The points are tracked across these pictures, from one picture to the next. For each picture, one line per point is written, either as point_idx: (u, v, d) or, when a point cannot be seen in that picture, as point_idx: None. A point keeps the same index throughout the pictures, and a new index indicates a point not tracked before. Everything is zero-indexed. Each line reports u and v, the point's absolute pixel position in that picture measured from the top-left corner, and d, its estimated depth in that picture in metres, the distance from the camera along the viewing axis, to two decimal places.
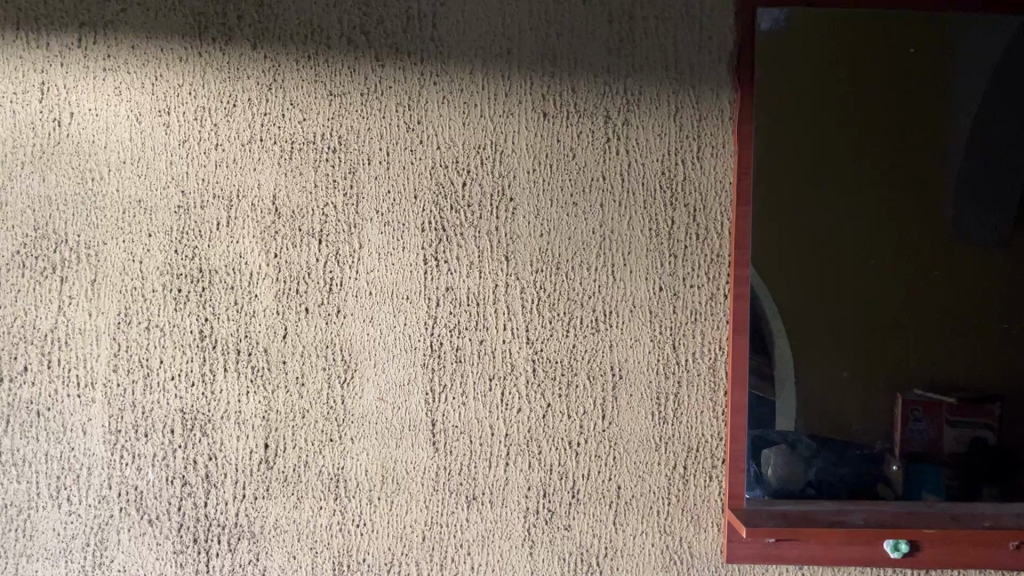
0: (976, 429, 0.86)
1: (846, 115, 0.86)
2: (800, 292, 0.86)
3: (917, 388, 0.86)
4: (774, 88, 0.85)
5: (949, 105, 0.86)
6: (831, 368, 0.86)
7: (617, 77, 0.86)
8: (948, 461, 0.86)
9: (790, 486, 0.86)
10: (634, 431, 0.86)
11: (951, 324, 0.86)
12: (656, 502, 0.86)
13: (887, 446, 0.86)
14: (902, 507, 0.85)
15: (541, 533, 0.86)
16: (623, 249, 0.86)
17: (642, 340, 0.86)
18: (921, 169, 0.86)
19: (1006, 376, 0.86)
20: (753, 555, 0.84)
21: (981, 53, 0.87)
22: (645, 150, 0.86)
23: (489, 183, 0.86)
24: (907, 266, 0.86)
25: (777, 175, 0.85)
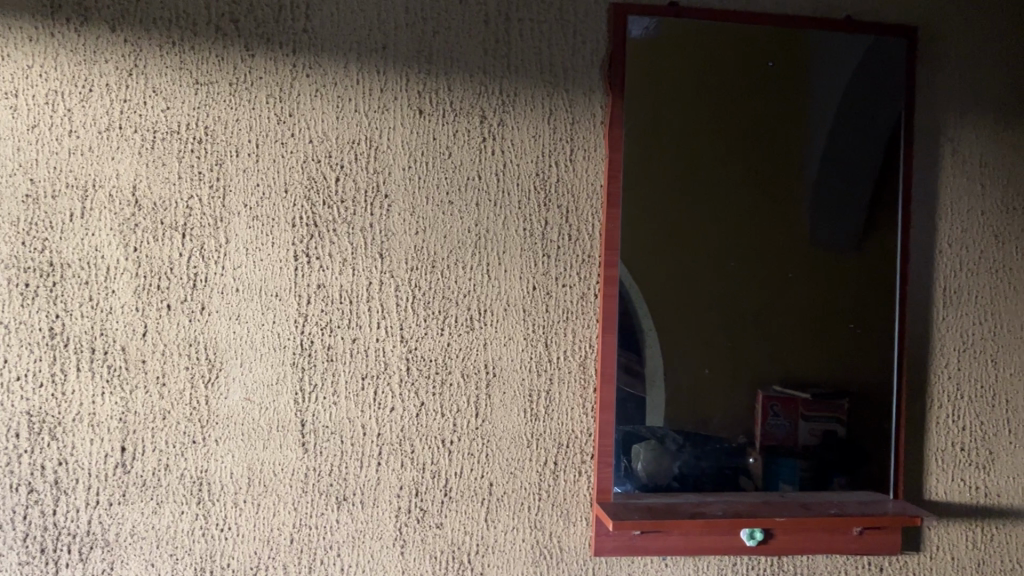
0: (827, 423, 0.92)
1: (712, 121, 0.89)
2: (669, 292, 0.88)
3: (776, 385, 0.91)
4: (644, 93, 0.88)
5: (806, 119, 0.92)
6: (698, 365, 0.89)
7: (493, 77, 0.87)
8: (801, 453, 0.92)
9: (656, 481, 0.88)
10: (507, 428, 0.87)
11: (805, 322, 0.92)
12: (527, 498, 0.87)
13: (748, 441, 0.91)
14: (758, 498, 0.91)
15: (413, 533, 0.86)
16: (498, 249, 0.87)
17: (515, 339, 0.87)
18: (779, 174, 0.91)
19: (851, 374, 0.92)
20: (620, 547, 0.87)
21: (832, 67, 0.93)
22: (519, 150, 0.87)
23: (363, 179, 0.85)
24: (766, 266, 0.91)
25: (647, 177, 0.88)
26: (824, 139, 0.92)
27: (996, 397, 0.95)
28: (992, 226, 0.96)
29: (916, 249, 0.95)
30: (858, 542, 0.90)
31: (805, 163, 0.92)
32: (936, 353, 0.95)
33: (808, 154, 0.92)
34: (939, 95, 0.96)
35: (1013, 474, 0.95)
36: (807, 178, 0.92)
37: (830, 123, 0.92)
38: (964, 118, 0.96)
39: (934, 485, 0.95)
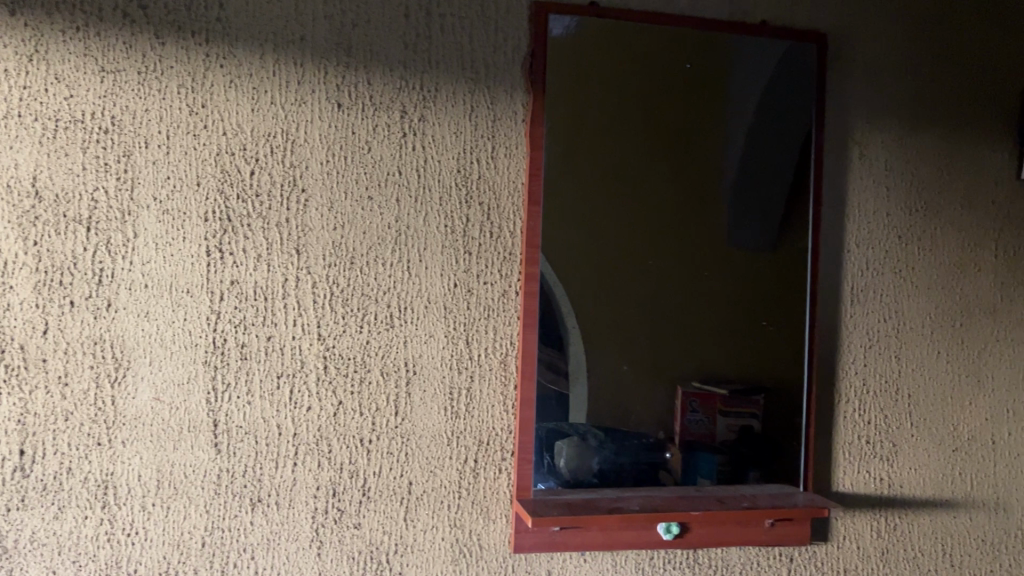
0: (744, 418, 0.95)
1: (630, 120, 0.90)
2: (589, 288, 0.89)
3: (694, 381, 0.93)
4: (564, 91, 0.88)
5: (724, 120, 0.93)
6: (617, 361, 0.90)
7: (413, 72, 0.86)
8: (718, 448, 0.94)
9: (575, 476, 0.89)
10: (427, 426, 0.86)
11: (722, 318, 0.94)
12: (447, 496, 0.87)
13: (667, 436, 0.92)
14: (675, 492, 0.92)
15: (330, 534, 0.84)
16: (418, 245, 0.86)
17: (436, 336, 0.86)
18: (697, 173, 0.93)
19: (764, 369, 0.95)
20: (539, 544, 0.87)
21: (748, 69, 0.95)
22: (440, 146, 0.87)
23: (279, 173, 0.83)
24: (683, 264, 0.92)
25: (567, 175, 0.88)
26: (741, 141, 0.94)
27: (898, 392, 0.99)
28: (897, 227, 1.00)
29: (827, 249, 0.98)
30: (770, 533, 0.92)
31: (722, 164, 0.94)
32: (845, 349, 0.98)
33: (725, 155, 0.94)
34: (847, 100, 0.99)
35: (913, 465, 1.00)
36: (725, 179, 0.94)
37: (747, 125, 0.94)
38: (871, 122, 1.00)
39: (841, 477, 0.98)
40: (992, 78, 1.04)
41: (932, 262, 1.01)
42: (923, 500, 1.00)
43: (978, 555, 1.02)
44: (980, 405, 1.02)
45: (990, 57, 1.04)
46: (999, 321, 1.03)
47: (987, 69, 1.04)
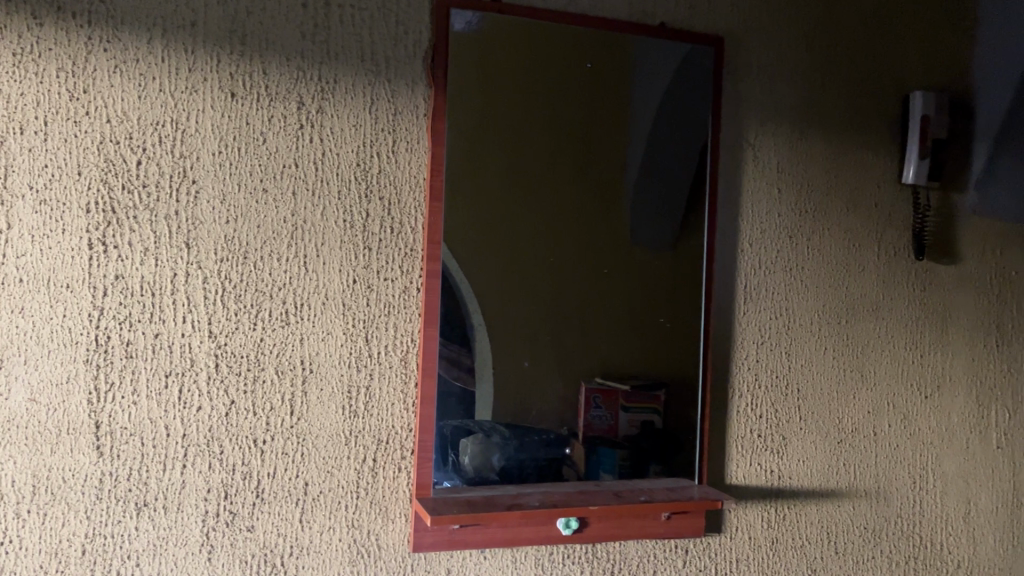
0: (646, 413, 0.96)
1: (533, 118, 0.91)
2: (492, 285, 0.89)
3: (598, 376, 0.94)
4: (467, 87, 0.88)
5: (625, 121, 0.95)
6: (519, 358, 0.90)
7: (311, 63, 0.84)
8: (619, 443, 0.95)
9: (475, 474, 0.89)
10: (324, 426, 0.84)
11: (622, 315, 0.95)
12: (344, 497, 0.85)
13: (571, 431, 0.93)
14: (575, 487, 0.93)
15: (222, 537, 0.82)
16: (316, 240, 0.84)
17: (334, 333, 0.85)
18: (599, 172, 0.94)
19: (662, 366, 0.97)
20: (439, 543, 0.86)
21: (648, 70, 0.96)
22: (339, 139, 0.85)
23: (168, 163, 0.80)
24: (585, 262, 0.93)
25: (470, 172, 0.88)
26: (642, 141, 0.96)
27: (788, 386, 1.03)
28: (787, 227, 1.04)
29: (722, 248, 1.00)
30: (667, 526, 0.94)
31: (624, 164, 0.95)
32: (738, 346, 1.01)
33: (627, 155, 0.95)
34: (742, 103, 1.02)
35: (800, 457, 1.04)
36: (627, 178, 0.95)
37: (648, 126, 0.96)
38: (764, 126, 1.03)
39: (735, 470, 1.01)
40: (875, 86, 1.09)
41: (819, 261, 1.05)
42: (810, 490, 1.04)
43: (860, 542, 1.07)
44: (863, 399, 1.07)
45: (874, 67, 1.09)
46: (881, 318, 1.08)
47: (871, 78, 1.09)
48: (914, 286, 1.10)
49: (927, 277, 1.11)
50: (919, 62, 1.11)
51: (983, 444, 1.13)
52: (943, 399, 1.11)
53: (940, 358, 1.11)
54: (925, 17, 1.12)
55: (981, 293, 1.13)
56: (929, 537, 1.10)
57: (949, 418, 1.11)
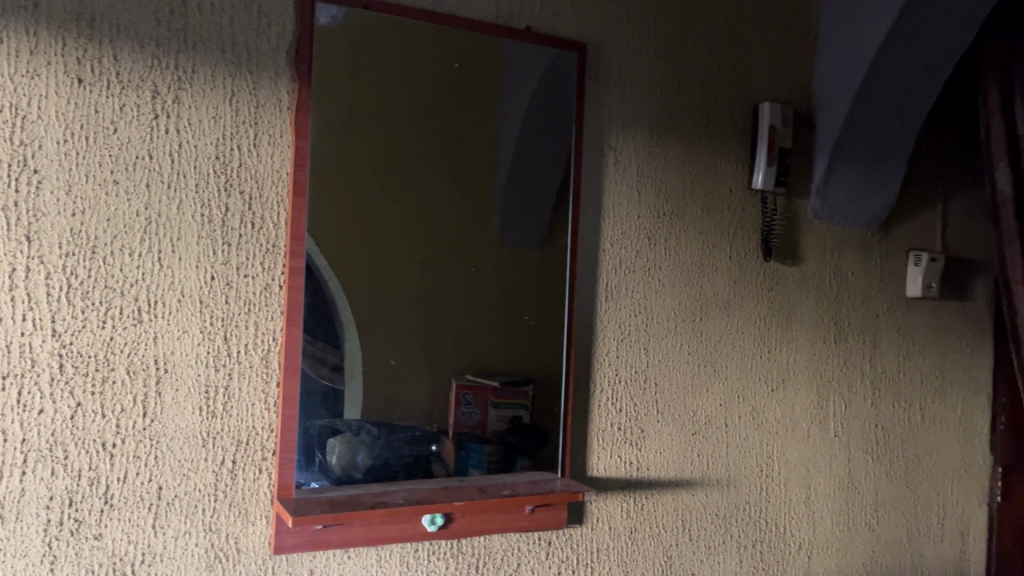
0: (514, 409, 0.98)
1: (401, 116, 0.90)
2: (357, 283, 0.88)
3: (468, 373, 0.95)
4: (332, 82, 0.87)
5: (496, 121, 0.96)
6: (384, 355, 0.89)
7: (167, 51, 0.81)
8: (489, 439, 0.97)
9: (341, 473, 0.88)
10: (179, 427, 0.81)
11: (488, 312, 0.96)
12: (201, 500, 0.82)
13: (442, 428, 0.93)
14: (441, 483, 0.93)
15: (65, 547, 0.77)
16: (171, 235, 0.81)
17: (190, 332, 0.82)
18: (467, 171, 0.95)
19: (528, 362, 0.99)
20: (301, 543, 0.84)
21: (516, 72, 0.98)
22: (197, 131, 0.82)
23: (6, 151, 0.74)
24: (452, 260, 0.94)
25: (336, 168, 0.87)
26: (513, 142, 0.97)
27: (646, 380, 1.07)
28: (646, 228, 1.08)
29: (585, 247, 1.03)
30: (529, 519, 0.96)
31: (495, 164, 0.96)
32: (600, 342, 1.04)
33: (498, 156, 0.96)
34: (605, 108, 1.05)
35: (657, 448, 1.08)
36: (497, 178, 0.96)
37: (517, 127, 0.98)
38: (625, 130, 1.07)
39: (596, 462, 1.04)
40: (727, 96, 1.15)
41: (675, 261, 1.10)
42: (667, 480, 1.09)
43: (712, 528, 1.12)
44: (714, 391, 1.13)
45: (726, 78, 1.15)
46: (732, 314, 1.14)
47: (723, 88, 1.15)
48: (762, 284, 1.17)
49: (773, 277, 1.18)
50: (767, 74, 1.18)
51: (821, 432, 1.22)
52: (787, 391, 1.19)
53: (785, 352, 1.18)
54: (773, 33, 1.19)
55: (820, 292, 1.22)
56: (774, 521, 1.17)
57: (792, 409, 1.19)
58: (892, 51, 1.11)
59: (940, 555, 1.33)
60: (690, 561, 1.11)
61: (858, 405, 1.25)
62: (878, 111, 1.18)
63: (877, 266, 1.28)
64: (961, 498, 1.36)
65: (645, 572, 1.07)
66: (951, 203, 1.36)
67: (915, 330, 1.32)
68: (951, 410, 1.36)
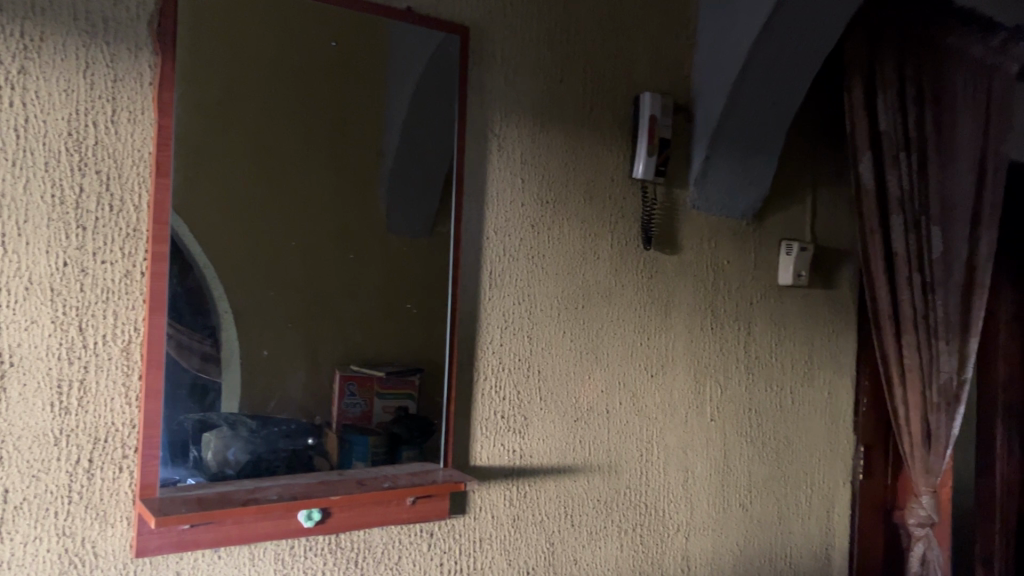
0: (400, 399, 0.96)
1: (274, 96, 0.86)
2: (228, 270, 0.83)
3: (353, 364, 0.92)
4: (200, 59, 0.82)
5: (380, 105, 0.93)
6: (255, 345, 0.85)
7: (11, 17, 0.74)
8: (372, 430, 0.94)
9: (212, 469, 0.84)
10: (28, 425, 0.75)
11: (367, 301, 0.93)
12: (54, 502, 0.76)
13: (325, 420, 0.91)
14: (319, 478, 0.90)
15: None
16: (17, 217, 0.75)
17: (40, 322, 0.76)
18: (345, 155, 0.91)
19: (410, 351, 0.96)
20: (166, 545, 0.80)
21: (398, 55, 0.95)
22: (47, 105, 0.76)
23: None
24: (330, 246, 0.90)
25: (205, 150, 0.82)
26: (398, 128, 0.95)
27: (529, 368, 1.07)
28: (529, 216, 1.08)
29: (467, 235, 1.02)
30: (409, 511, 0.94)
31: (379, 149, 0.93)
32: (483, 330, 1.03)
33: (382, 141, 0.94)
34: (487, 93, 1.04)
35: (540, 436, 1.08)
36: (382, 164, 0.94)
37: (402, 112, 0.95)
38: (508, 116, 1.06)
39: (479, 451, 1.03)
40: (609, 85, 1.16)
41: (557, 250, 1.10)
42: (549, 467, 1.09)
43: (594, 513, 1.13)
44: (596, 378, 1.14)
45: (608, 68, 1.16)
46: (613, 302, 1.16)
47: (605, 78, 1.15)
48: (642, 272, 1.19)
49: (653, 265, 1.20)
50: (647, 66, 1.20)
51: (698, 416, 1.25)
52: (666, 376, 1.21)
53: (664, 339, 1.21)
54: (653, 25, 1.21)
55: (697, 280, 1.25)
56: (653, 504, 1.20)
57: (670, 394, 1.22)
58: (766, 45, 1.14)
59: (807, 532, 1.40)
60: (572, 547, 1.11)
61: (733, 389, 1.30)
62: (756, 104, 1.21)
63: (751, 255, 1.32)
64: (827, 476, 1.43)
65: (528, 560, 1.07)
66: (818, 195, 1.43)
67: (786, 317, 1.37)
68: (818, 393, 1.42)
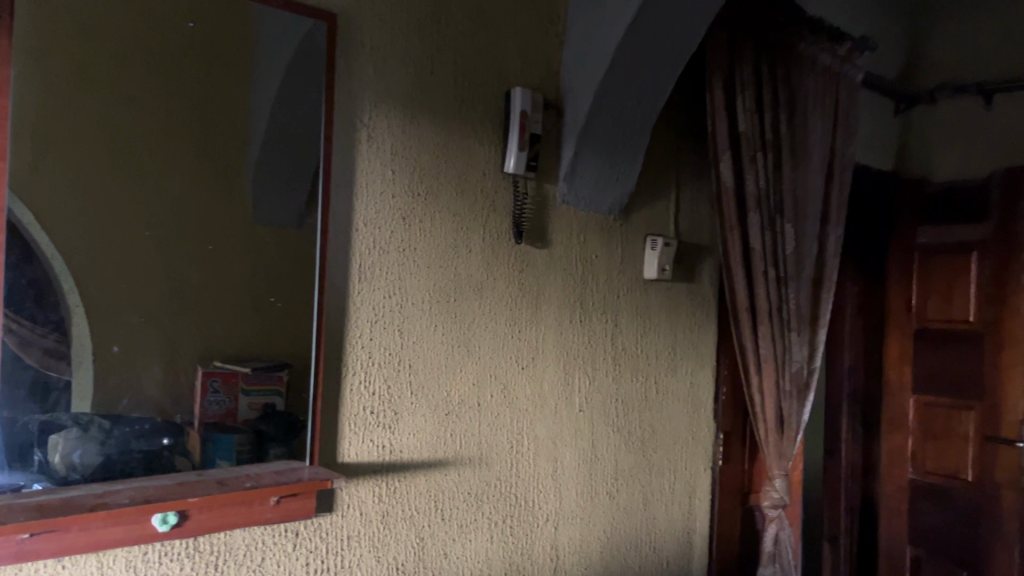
0: (267, 396, 0.93)
1: (127, 78, 0.82)
2: (74, 262, 0.79)
3: (216, 360, 0.88)
4: (42, 35, 0.77)
5: (246, 93, 0.91)
6: (106, 341, 0.80)
7: None
8: (238, 428, 0.91)
9: (60, 471, 0.79)
10: None
11: (230, 294, 0.89)
12: None
13: (187, 419, 0.87)
14: (174, 479, 0.85)
15: None
16: None
17: None
18: (205, 141, 0.87)
19: (274, 347, 0.93)
20: (4, 557, 0.72)
21: (263, 39, 0.91)
22: None
23: None
24: (188, 237, 0.86)
25: (49, 133, 0.77)
26: (265, 117, 0.92)
27: (400, 362, 1.06)
28: (400, 208, 1.06)
29: (336, 227, 0.99)
30: (275, 510, 0.90)
31: (246, 137, 0.90)
32: (352, 325, 1.01)
33: (249, 130, 0.91)
34: (356, 83, 1.01)
35: (410, 431, 1.07)
36: (249, 152, 0.91)
37: (269, 100, 0.93)
38: (377, 106, 1.04)
39: (347, 448, 1.00)
40: (480, 79, 1.16)
41: (428, 242, 1.09)
42: (419, 462, 1.08)
43: (464, 507, 1.13)
44: (468, 371, 1.14)
45: (478, 61, 1.16)
46: (485, 296, 1.16)
47: (476, 71, 1.15)
48: (513, 266, 1.20)
49: (523, 259, 1.21)
50: (517, 61, 1.21)
51: (567, 407, 1.27)
52: (536, 368, 1.23)
53: (534, 333, 1.22)
54: (522, 21, 1.21)
55: (566, 274, 1.27)
56: (523, 495, 1.21)
57: (541, 386, 1.23)
58: (633, 46, 1.17)
59: (670, 516, 1.45)
60: (442, 542, 1.11)
61: (601, 380, 1.33)
62: (622, 101, 1.23)
63: (619, 249, 1.36)
64: (688, 462, 1.48)
65: (398, 556, 1.05)
66: (681, 192, 1.48)
67: (650, 309, 1.42)
68: (680, 383, 1.47)
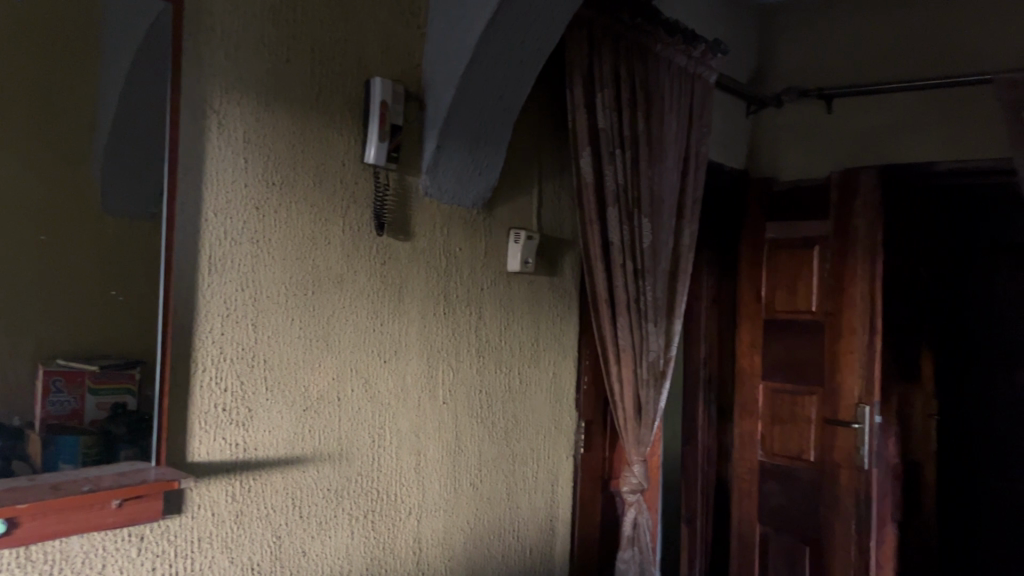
0: (117, 396, 0.89)
1: None
2: None
3: (60, 357, 0.84)
4: None
5: (90, 77, 0.87)
6: None
7: None
8: (85, 430, 0.87)
9: None
10: None
11: (66, 287, 0.85)
12: None
13: (26, 422, 0.82)
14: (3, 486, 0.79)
15: None
16: None
17: None
18: (43, 126, 0.84)
19: (115, 344, 0.88)
20: None
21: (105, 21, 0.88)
22: None
23: None
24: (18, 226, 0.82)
25: None
26: (110, 102, 0.88)
27: (253, 358, 1.02)
28: (253, 198, 1.02)
29: (183, 219, 0.94)
30: (116, 514, 0.85)
31: (90, 123, 0.87)
32: (202, 319, 0.96)
33: (93, 115, 0.87)
34: (204, 68, 0.96)
35: (266, 428, 1.04)
36: (94, 139, 0.87)
37: (113, 85, 0.89)
38: (229, 93, 0.99)
39: (197, 447, 0.96)
40: (338, 69, 1.14)
41: (284, 234, 1.06)
42: (275, 459, 1.05)
43: (323, 503, 1.11)
44: (326, 365, 1.11)
45: (338, 50, 1.13)
46: (345, 289, 1.14)
47: (334, 61, 1.13)
48: (375, 258, 1.18)
49: (385, 251, 1.20)
50: (376, 52, 1.19)
51: (431, 400, 1.27)
52: (399, 362, 1.22)
53: (397, 326, 1.22)
54: (383, 12, 1.20)
55: (429, 266, 1.27)
56: (385, 489, 1.20)
57: (403, 379, 1.23)
58: (492, 42, 1.18)
59: (534, 505, 1.48)
60: (300, 539, 1.08)
61: (465, 372, 1.33)
62: (483, 96, 1.24)
63: (483, 243, 1.37)
64: (551, 451, 1.51)
65: (253, 556, 1.02)
66: (543, 187, 1.51)
67: (514, 301, 1.43)
68: (543, 373, 1.50)
